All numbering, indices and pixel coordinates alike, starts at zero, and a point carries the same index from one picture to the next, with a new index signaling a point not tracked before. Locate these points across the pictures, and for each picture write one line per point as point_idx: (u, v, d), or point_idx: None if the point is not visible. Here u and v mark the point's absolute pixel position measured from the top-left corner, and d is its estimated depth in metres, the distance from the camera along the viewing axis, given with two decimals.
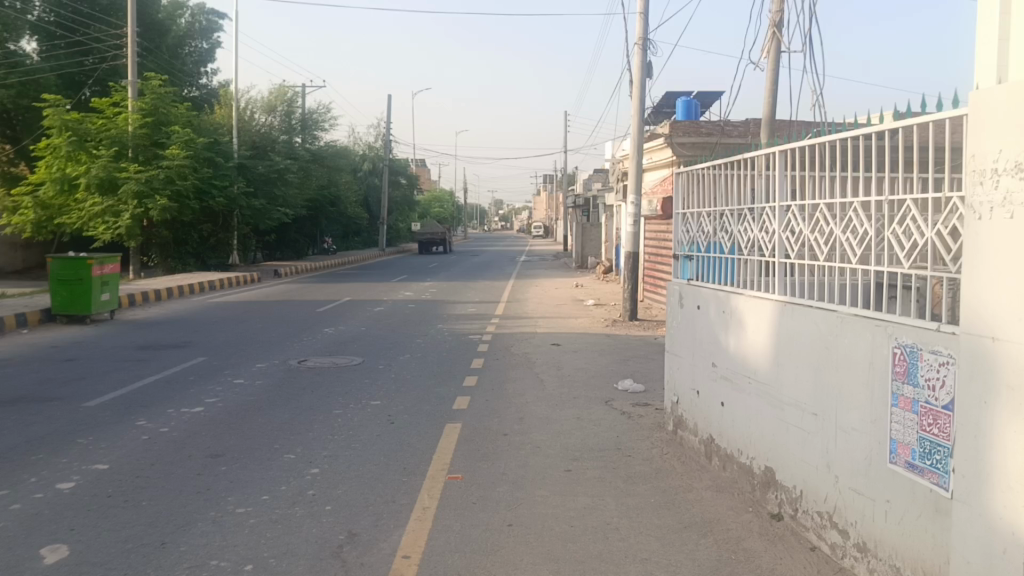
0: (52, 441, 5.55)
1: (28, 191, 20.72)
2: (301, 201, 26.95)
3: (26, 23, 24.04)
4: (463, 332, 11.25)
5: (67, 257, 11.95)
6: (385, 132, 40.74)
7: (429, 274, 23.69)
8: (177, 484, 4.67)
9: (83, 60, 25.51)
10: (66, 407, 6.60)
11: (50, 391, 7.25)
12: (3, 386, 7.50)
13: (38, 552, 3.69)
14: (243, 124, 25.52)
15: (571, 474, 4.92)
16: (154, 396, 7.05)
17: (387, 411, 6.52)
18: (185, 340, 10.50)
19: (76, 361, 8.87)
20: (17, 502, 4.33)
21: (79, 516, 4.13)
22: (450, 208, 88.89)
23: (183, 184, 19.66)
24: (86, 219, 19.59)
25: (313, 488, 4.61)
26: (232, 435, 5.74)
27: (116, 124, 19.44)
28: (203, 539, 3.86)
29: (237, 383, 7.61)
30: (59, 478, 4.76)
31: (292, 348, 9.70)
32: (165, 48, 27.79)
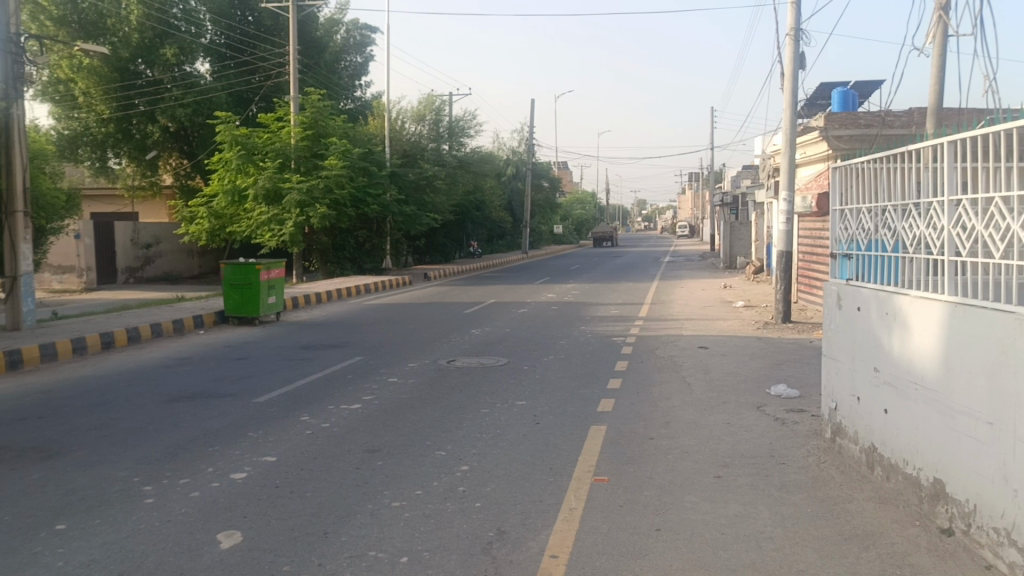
0: (226, 434, 6.00)
1: (203, 202, 22.44)
2: (449, 207, 27.70)
3: (201, 47, 25.88)
4: (607, 334, 11.20)
5: (239, 263, 12.83)
6: (528, 137, 41.15)
7: (573, 276, 23.81)
8: (338, 477, 4.93)
9: (250, 78, 27.21)
10: (238, 403, 7.11)
11: (223, 388, 7.83)
12: (181, 383, 8.15)
13: (216, 537, 3.99)
14: (395, 133, 26.54)
15: (720, 480, 4.80)
16: (316, 393, 7.46)
17: (534, 411, 6.61)
18: (343, 341, 11.04)
19: (246, 360, 9.54)
20: (197, 490, 4.71)
21: (251, 505, 4.44)
22: (591, 210, 88.80)
23: (340, 192, 20.65)
24: (255, 227, 20.97)
25: (463, 484, 4.74)
26: (388, 432, 5.99)
27: (281, 137, 20.76)
28: (363, 530, 4.05)
29: (390, 382, 7.92)
30: (233, 468, 5.13)
31: (441, 349, 9.99)
32: (323, 63, 29.39)
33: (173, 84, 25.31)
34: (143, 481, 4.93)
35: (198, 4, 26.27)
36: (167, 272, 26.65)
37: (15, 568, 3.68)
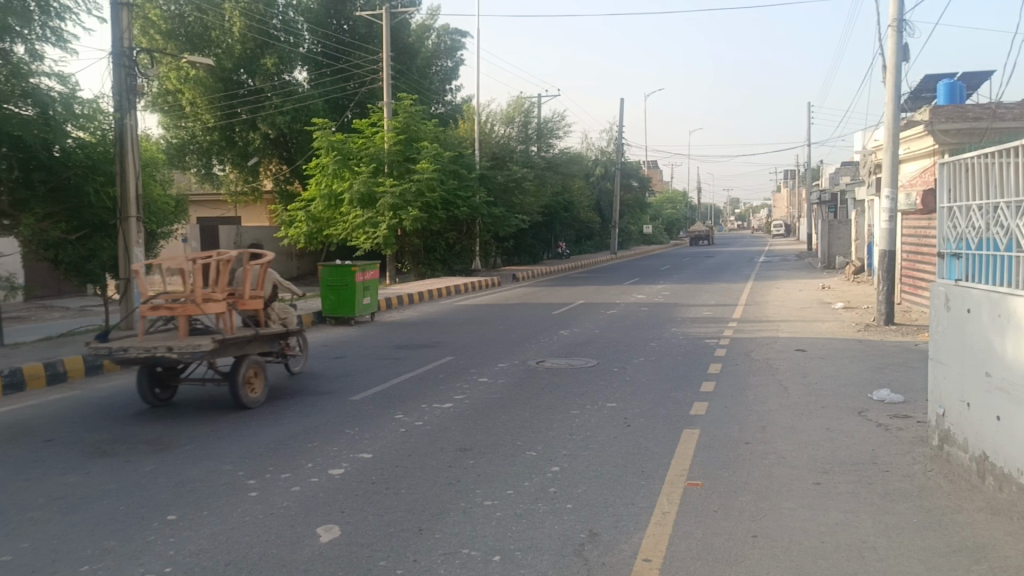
0: (324, 431, 6.20)
1: (301, 205, 23.19)
2: (538, 208, 27.80)
3: (299, 56, 26.73)
4: (700, 336, 11.03)
5: (336, 264, 13.22)
6: (618, 137, 40.85)
7: (663, 277, 23.53)
8: (431, 474, 5.02)
9: (346, 85, 27.92)
10: (336, 400, 7.32)
11: (321, 385, 8.08)
12: (282, 381, 8.45)
13: (316, 531, 4.12)
14: (484, 136, 26.80)
15: (819, 487, 4.67)
16: (410, 391, 7.61)
17: (624, 414, 6.57)
18: (434, 341, 11.22)
19: (342, 359, 9.82)
20: (297, 485, 4.87)
21: (349, 500, 4.57)
22: (682, 210, 87.48)
23: (432, 195, 21.00)
24: (350, 230, 21.56)
25: (555, 485, 4.76)
26: (479, 431, 6.06)
27: (375, 142, 21.27)
28: (457, 528, 4.11)
29: (481, 382, 8.02)
30: (332, 464, 5.29)
31: (531, 350, 10.03)
32: (415, 69, 29.91)
33: (273, 92, 26.23)
34: (248, 475, 5.14)
35: (297, 15, 27.13)
36: None
37: (131, 555, 3.90)
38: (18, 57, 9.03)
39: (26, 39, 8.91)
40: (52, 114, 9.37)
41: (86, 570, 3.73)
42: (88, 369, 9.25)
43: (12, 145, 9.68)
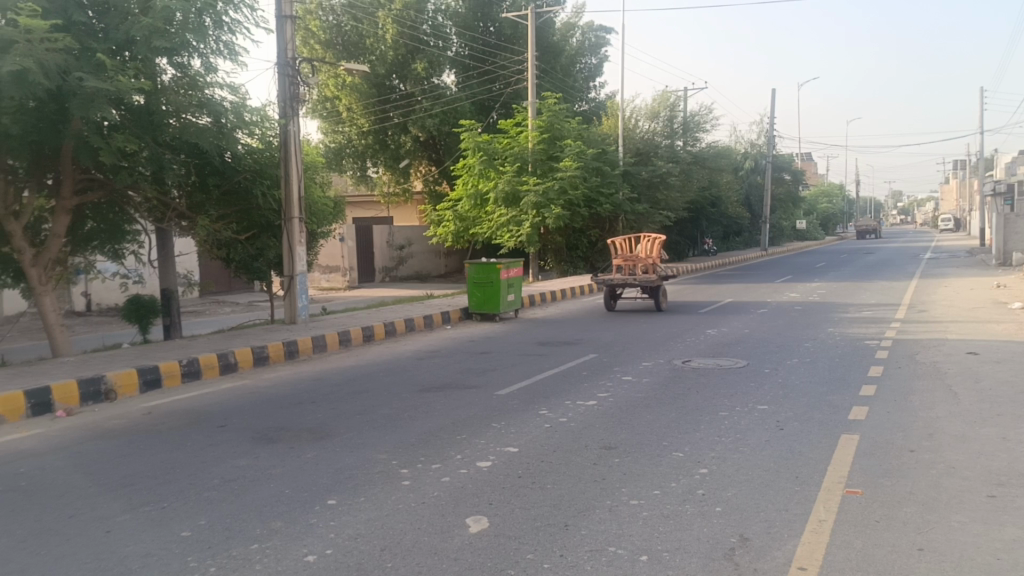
0: (471, 424, 6.35)
1: (449, 205, 23.85)
2: (683, 204, 27.24)
3: (448, 60, 27.41)
4: (858, 337, 10.48)
5: (481, 262, 13.44)
6: (769, 129, 39.35)
7: (817, 275, 22.51)
8: (577, 471, 5.04)
9: (492, 87, 28.34)
10: (482, 395, 7.48)
11: (469, 380, 8.28)
12: (432, 374, 8.73)
13: (465, 521, 4.23)
14: (628, 132, 26.57)
15: (993, 501, 4.33)
16: (555, 388, 7.67)
17: (776, 416, 6.35)
18: (577, 338, 11.24)
19: (489, 354, 10.03)
20: (447, 476, 5.02)
21: (496, 493, 4.66)
22: (837, 204, 83.26)
23: (576, 193, 21.00)
24: (495, 229, 21.96)
25: (703, 487, 4.66)
26: (624, 429, 6.03)
27: (520, 142, 21.51)
28: (603, 526, 4.10)
29: (626, 380, 7.96)
30: (480, 457, 5.41)
31: (677, 349, 9.87)
32: (559, 67, 30.01)
33: (423, 96, 27.03)
34: (401, 464, 5.35)
35: (445, 19, 27.80)
36: (417, 271, 28.57)
37: (295, 536, 4.14)
38: (194, 71, 9.76)
39: (202, 54, 9.61)
40: (225, 123, 10.07)
41: (257, 548, 4.00)
42: (256, 360, 9.90)
43: (190, 152, 10.47)
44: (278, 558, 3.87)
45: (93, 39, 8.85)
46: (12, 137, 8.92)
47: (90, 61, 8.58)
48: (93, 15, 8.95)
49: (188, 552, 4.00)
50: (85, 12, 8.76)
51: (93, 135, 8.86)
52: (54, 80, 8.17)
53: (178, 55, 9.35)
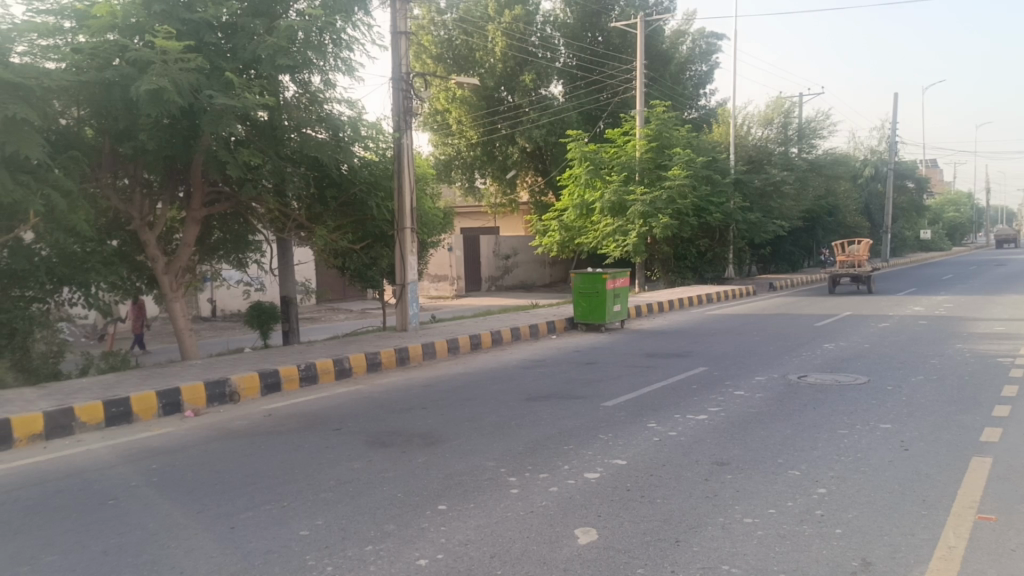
0: (579, 434, 6.33)
1: (555, 215, 23.94)
2: (798, 213, 26.37)
3: (556, 71, 27.47)
4: (989, 354, 9.86)
5: (587, 272, 13.38)
6: (890, 134, 37.61)
7: (942, 287, 21.34)
8: (687, 486, 4.94)
9: (599, 96, 28.14)
10: (590, 405, 7.45)
11: (575, 390, 8.27)
12: (539, 383, 8.75)
13: (574, 533, 4.22)
14: (739, 140, 26.00)
15: None
16: (664, 401, 7.54)
17: (900, 436, 6.04)
18: (687, 350, 11.04)
19: (596, 365, 9.98)
20: (555, 486, 5.02)
21: (605, 505, 4.63)
22: (964, 212, 78.71)
23: (684, 203, 20.60)
24: (600, 238, 21.88)
25: (821, 508, 4.49)
26: (736, 445, 5.87)
27: (627, 150, 21.35)
28: (715, 543, 4.01)
29: (738, 395, 7.75)
30: (588, 468, 5.39)
31: (792, 363, 9.54)
32: (668, 75, 29.64)
33: (531, 107, 27.16)
34: (509, 472, 5.39)
35: (554, 31, 27.92)
36: (523, 281, 28.78)
37: (407, 539, 4.22)
38: (314, 87, 10.17)
39: (322, 71, 9.98)
40: (342, 136, 10.46)
41: (371, 550, 4.11)
42: (369, 365, 10.19)
43: (309, 165, 10.90)
44: (390, 560, 3.95)
45: (222, 58, 9.32)
46: (149, 151, 9.52)
47: (219, 80, 9.07)
48: (223, 36, 9.45)
49: (306, 550, 4.14)
50: (215, 33, 9.25)
51: (221, 150, 9.38)
52: (187, 98, 8.68)
53: (300, 72, 9.75)
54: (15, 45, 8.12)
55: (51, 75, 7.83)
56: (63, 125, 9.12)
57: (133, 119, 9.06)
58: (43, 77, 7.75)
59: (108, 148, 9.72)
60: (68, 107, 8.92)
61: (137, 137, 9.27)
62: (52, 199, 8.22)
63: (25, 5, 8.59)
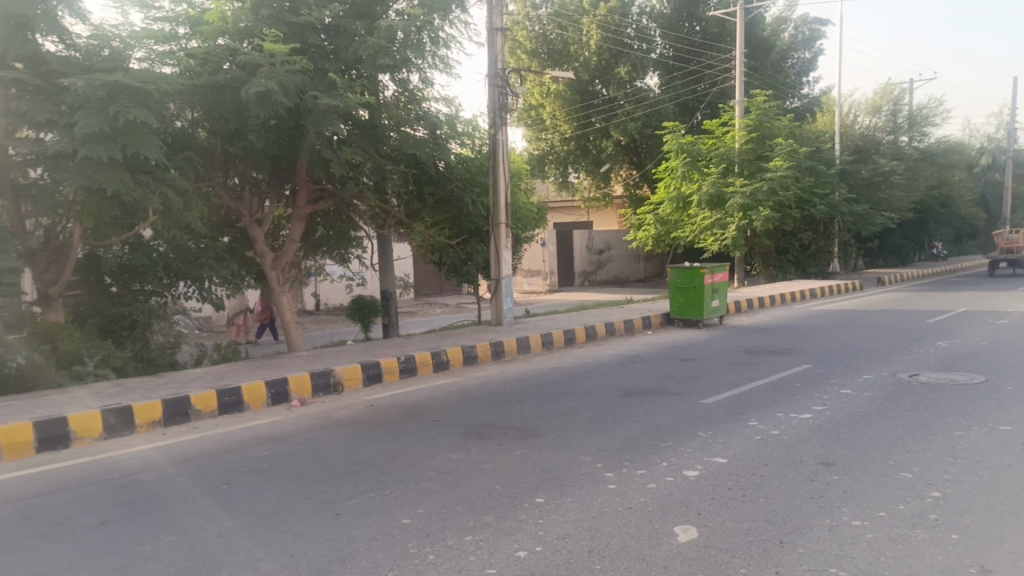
0: (677, 431, 6.26)
1: (651, 208, 23.70)
2: (907, 204, 25.26)
3: (651, 62, 27.14)
4: None
5: (684, 267, 13.17)
6: (1010, 120, 35.61)
7: None
8: (791, 486, 4.82)
9: (697, 87, 27.47)
10: (688, 402, 7.34)
11: (673, 386, 8.17)
12: (636, 379, 8.70)
13: (673, 530, 4.17)
14: (844, 129, 25.08)
15: None
16: (765, 399, 7.37)
17: (1021, 438, 5.73)
18: (789, 347, 10.74)
19: (694, 361, 9.83)
20: (653, 482, 4.97)
21: (705, 503, 4.55)
22: None
23: (786, 194, 20.03)
24: (698, 232, 21.51)
25: (936, 512, 4.30)
26: (842, 445, 5.68)
27: (725, 142, 20.89)
28: (822, 545, 3.89)
29: (844, 393, 7.49)
30: (687, 465, 5.31)
31: (902, 361, 9.16)
32: (769, 63, 28.83)
33: (626, 100, 26.95)
34: (607, 467, 5.37)
35: (650, 21, 27.36)
36: (617, 275, 28.58)
37: (506, 531, 4.27)
38: (413, 85, 10.36)
39: (420, 69, 10.15)
40: (440, 134, 10.59)
41: (470, 540, 4.17)
42: (466, 358, 10.33)
43: (408, 162, 11.12)
44: (490, 551, 4.00)
45: (326, 59, 9.62)
46: (258, 151, 9.93)
47: (323, 80, 9.35)
48: (326, 37, 9.74)
49: (407, 538, 4.24)
50: (318, 35, 9.54)
51: (325, 148, 9.69)
52: (292, 99, 9.00)
53: (399, 71, 9.96)
54: (134, 51, 8.55)
55: (167, 80, 8.18)
56: (178, 127, 9.59)
57: (242, 120, 9.46)
58: (159, 82, 8.06)
59: (220, 149, 10.18)
60: (183, 110, 9.37)
61: (247, 138, 9.67)
62: (170, 198, 8.64)
63: (143, 12, 9.06)
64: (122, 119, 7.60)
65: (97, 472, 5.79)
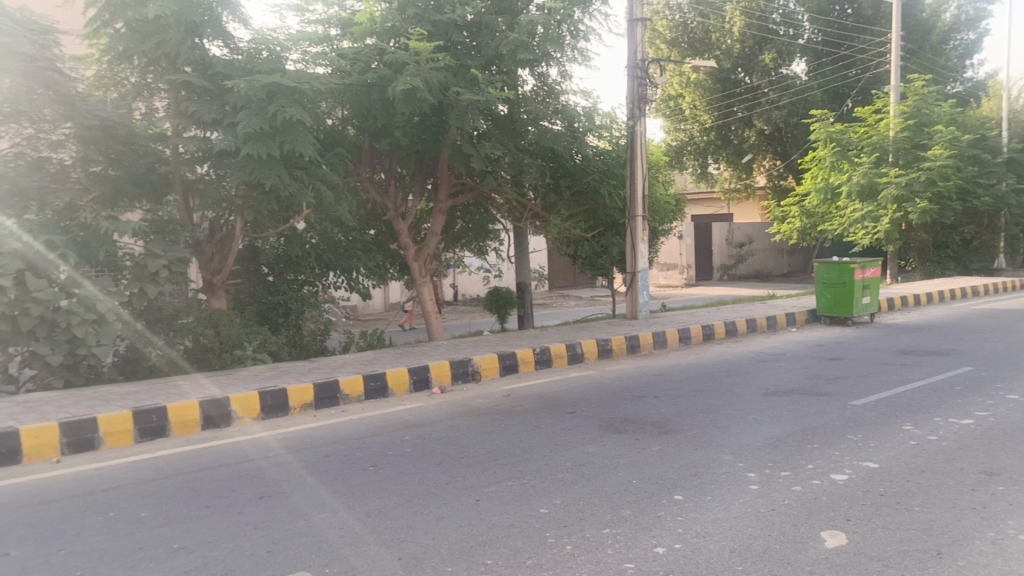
0: (824, 433, 6.02)
1: (795, 200, 22.88)
2: None
3: (799, 48, 26.01)
4: None
5: (833, 262, 12.59)
6: None
7: None
8: (949, 495, 4.54)
9: (848, 73, 26.08)
10: (836, 403, 7.04)
11: (820, 386, 7.85)
12: (779, 378, 8.42)
13: (820, 534, 4.03)
14: (1014, 114, 23.29)
15: None
16: (921, 402, 6.96)
17: None
18: (947, 348, 10.08)
19: (842, 360, 9.41)
20: (798, 485, 4.81)
21: (854, 509, 4.37)
22: None
23: (946, 185, 18.81)
24: (847, 225, 20.52)
25: None
26: (1008, 454, 5.29)
27: (879, 130, 19.83)
28: (986, 559, 3.66)
29: (1011, 399, 6.96)
30: (835, 469, 5.10)
31: None
32: (928, 46, 27.15)
33: (771, 87, 26.13)
34: (749, 467, 5.24)
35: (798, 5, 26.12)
36: (759, 270, 27.72)
37: (644, 526, 4.25)
38: (552, 79, 10.42)
39: (560, 63, 10.19)
40: (577, 126, 10.59)
41: (608, 533, 4.18)
42: (601, 352, 10.32)
43: (546, 156, 11.20)
44: (628, 545, 4.00)
45: (468, 56, 9.84)
46: (403, 147, 10.31)
47: (465, 77, 9.56)
48: (468, 35, 9.97)
49: (545, 527, 4.30)
50: (461, 32, 9.77)
51: (466, 144, 9.95)
52: (436, 96, 9.28)
53: (539, 66, 10.05)
54: (291, 53, 8.99)
55: (320, 80, 8.64)
56: (330, 125, 10.03)
57: (389, 117, 9.85)
58: (313, 82, 8.52)
59: (367, 145, 10.59)
60: (334, 108, 9.82)
61: (393, 134, 10.08)
62: (322, 193, 9.09)
63: (299, 16, 9.50)
64: (281, 117, 8.06)
65: (256, 450, 6.20)
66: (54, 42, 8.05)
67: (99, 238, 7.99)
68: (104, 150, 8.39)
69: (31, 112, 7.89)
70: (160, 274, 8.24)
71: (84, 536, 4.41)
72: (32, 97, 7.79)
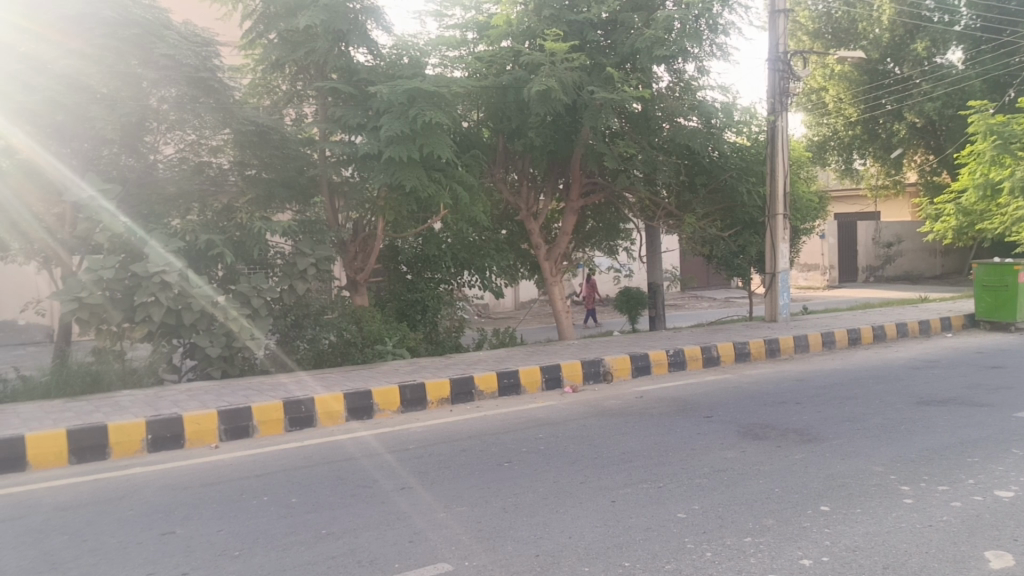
0: (986, 447, 5.61)
1: (951, 198, 21.67)
2: None
3: (955, 36, 24.23)
4: None
5: (995, 262, 11.76)
6: None
7: None
8: None
9: (1009, 61, 23.75)
10: (999, 415, 6.54)
11: (980, 397, 7.32)
12: (934, 386, 7.91)
13: (984, 554, 3.77)
14: None
15: None
16: None
17: None
18: None
19: (1004, 369, 8.74)
20: (958, 501, 4.51)
21: (1021, 529, 4.06)
22: None
23: None
24: (1009, 223, 19.00)
25: None
26: None
27: None
28: None
29: None
30: (999, 485, 4.75)
31: None
32: None
33: (923, 78, 24.60)
34: (901, 480, 4.96)
35: None
36: (909, 272, 26.24)
37: (789, 536, 4.10)
38: (688, 75, 10.19)
39: (698, 58, 9.97)
40: (715, 123, 10.35)
41: (750, 542, 4.06)
42: (738, 355, 10.04)
43: (681, 153, 10.99)
44: (772, 555, 3.87)
45: (602, 54, 9.80)
46: (537, 147, 10.40)
47: (600, 75, 9.53)
48: (603, 33, 9.91)
49: (685, 532, 4.22)
50: (596, 31, 9.72)
51: (600, 143, 9.93)
52: (571, 95, 9.29)
53: (675, 62, 9.86)
54: (430, 58, 9.33)
55: (458, 83, 8.81)
56: (466, 127, 10.22)
57: (523, 118, 9.93)
58: (451, 85, 8.73)
59: (502, 147, 10.72)
60: (470, 111, 9.97)
61: (527, 135, 10.17)
62: (458, 194, 9.29)
63: (439, 21, 9.76)
64: (420, 121, 8.28)
65: (397, 442, 6.41)
66: (214, 53, 8.51)
67: (253, 237, 8.39)
68: (258, 155, 8.90)
69: (195, 119, 8.43)
70: (308, 272, 8.61)
71: (243, 518, 4.69)
72: (196, 105, 8.34)
